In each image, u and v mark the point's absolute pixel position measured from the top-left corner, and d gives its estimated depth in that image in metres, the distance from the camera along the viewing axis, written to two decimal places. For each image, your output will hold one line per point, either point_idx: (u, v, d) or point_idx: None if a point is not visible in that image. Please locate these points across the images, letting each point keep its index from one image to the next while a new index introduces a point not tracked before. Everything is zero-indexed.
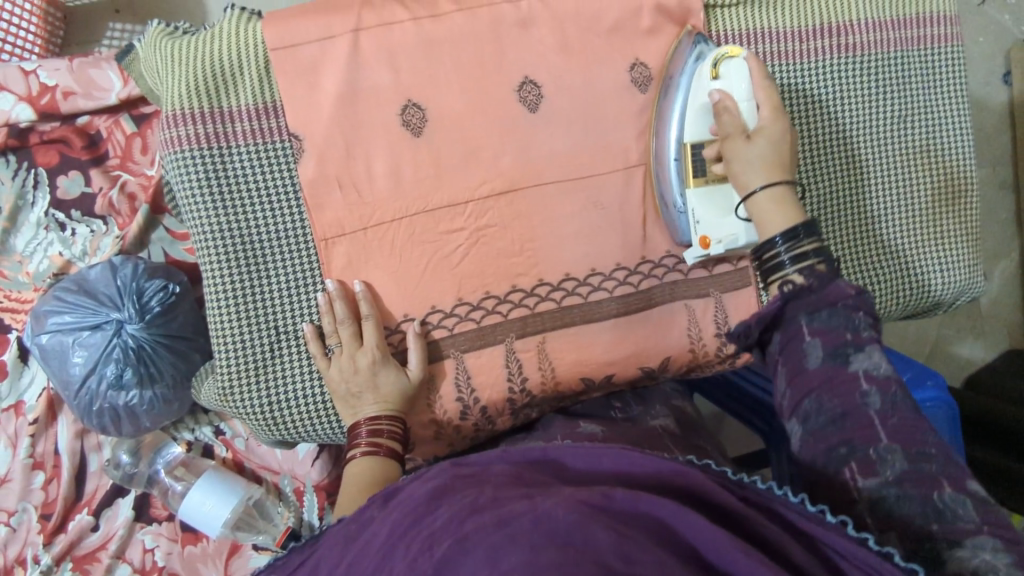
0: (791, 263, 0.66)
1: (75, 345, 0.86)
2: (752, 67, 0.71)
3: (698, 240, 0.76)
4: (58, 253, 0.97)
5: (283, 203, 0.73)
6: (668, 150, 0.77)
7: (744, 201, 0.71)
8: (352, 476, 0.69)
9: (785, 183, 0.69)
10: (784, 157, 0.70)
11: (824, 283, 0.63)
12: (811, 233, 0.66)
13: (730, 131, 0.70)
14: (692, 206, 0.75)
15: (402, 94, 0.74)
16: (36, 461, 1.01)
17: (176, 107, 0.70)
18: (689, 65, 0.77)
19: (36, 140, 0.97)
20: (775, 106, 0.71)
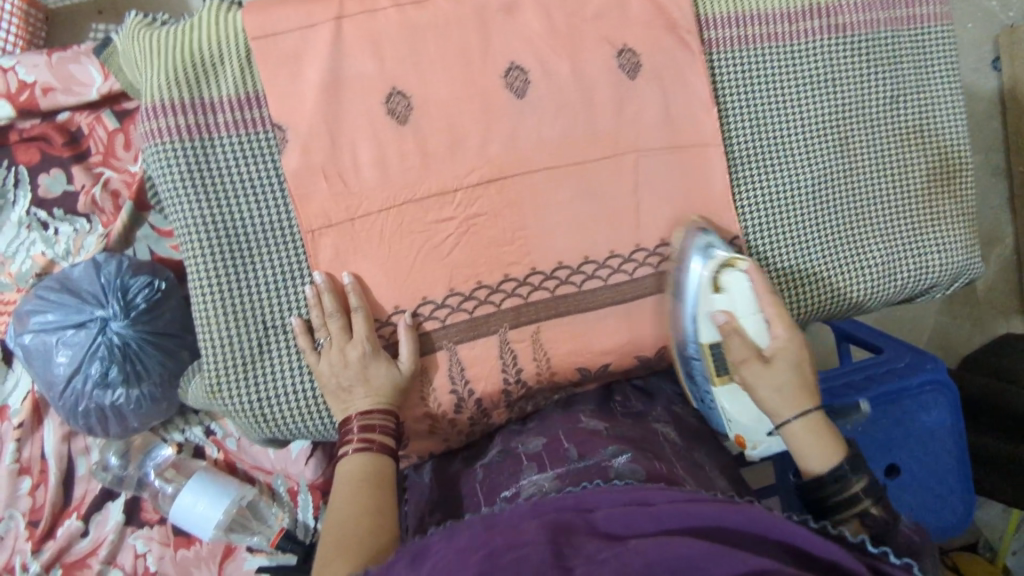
0: (845, 506, 0.64)
1: (58, 345, 0.84)
2: (753, 278, 0.70)
3: (736, 437, 0.75)
4: (41, 252, 0.96)
5: (268, 196, 0.71)
6: (688, 345, 0.76)
7: (779, 427, 0.68)
8: (342, 473, 0.68)
9: (817, 411, 0.68)
10: (807, 381, 0.68)
11: (881, 532, 0.63)
12: (858, 471, 0.65)
13: (742, 354, 0.68)
14: (721, 404, 0.75)
15: (387, 81, 0.72)
16: (22, 466, 0.99)
17: (155, 99, 0.68)
18: (693, 261, 0.75)
19: (16, 138, 0.95)
20: (788, 323, 0.68)
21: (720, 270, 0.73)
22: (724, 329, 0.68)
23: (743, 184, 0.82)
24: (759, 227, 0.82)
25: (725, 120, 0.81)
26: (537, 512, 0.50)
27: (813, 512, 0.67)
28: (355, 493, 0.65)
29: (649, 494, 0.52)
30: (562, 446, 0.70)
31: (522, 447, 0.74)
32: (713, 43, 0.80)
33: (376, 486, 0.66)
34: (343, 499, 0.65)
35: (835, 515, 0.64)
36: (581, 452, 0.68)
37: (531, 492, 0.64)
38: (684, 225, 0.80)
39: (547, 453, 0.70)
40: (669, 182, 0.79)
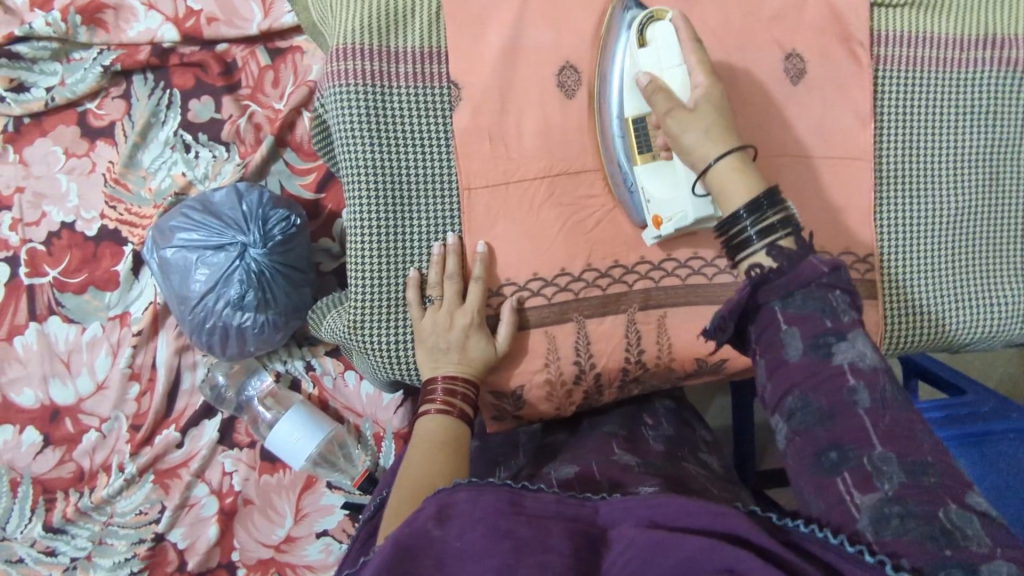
0: (758, 236, 0.58)
1: (198, 263, 0.88)
2: (677, 28, 0.67)
3: (652, 219, 0.73)
4: (182, 173, 1.00)
5: (432, 150, 0.74)
6: (611, 127, 0.74)
7: (700, 175, 0.64)
8: (423, 431, 0.69)
9: (738, 151, 0.63)
10: (729, 129, 0.64)
11: (791, 262, 0.56)
12: (776, 205, 0.59)
13: (668, 107, 0.64)
14: (642, 184, 0.72)
15: (562, 55, 0.75)
16: (134, 372, 1.04)
17: (346, 41, 0.71)
18: (618, 42, 0.72)
19: (175, 62, 1.00)
20: (707, 71, 0.66)
21: (647, 25, 0.69)
22: (647, 91, 0.65)
23: (884, 202, 0.83)
24: (899, 246, 0.83)
25: (879, 136, 0.82)
26: (560, 507, 0.49)
27: (729, 255, 0.61)
28: (430, 450, 0.66)
29: (668, 499, 0.48)
30: (595, 476, 0.70)
31: (554, 473, 0.72)
32: (883, 59, 0.82)
33: (449, 451, 0.66)
34: (424, 454, 0.65)
35: (745, 253, 0.59)
36: (614, 484, 0.68)
37: None
38: (820, 234, 0.81)
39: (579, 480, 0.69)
40: (811, 185, 0.80)
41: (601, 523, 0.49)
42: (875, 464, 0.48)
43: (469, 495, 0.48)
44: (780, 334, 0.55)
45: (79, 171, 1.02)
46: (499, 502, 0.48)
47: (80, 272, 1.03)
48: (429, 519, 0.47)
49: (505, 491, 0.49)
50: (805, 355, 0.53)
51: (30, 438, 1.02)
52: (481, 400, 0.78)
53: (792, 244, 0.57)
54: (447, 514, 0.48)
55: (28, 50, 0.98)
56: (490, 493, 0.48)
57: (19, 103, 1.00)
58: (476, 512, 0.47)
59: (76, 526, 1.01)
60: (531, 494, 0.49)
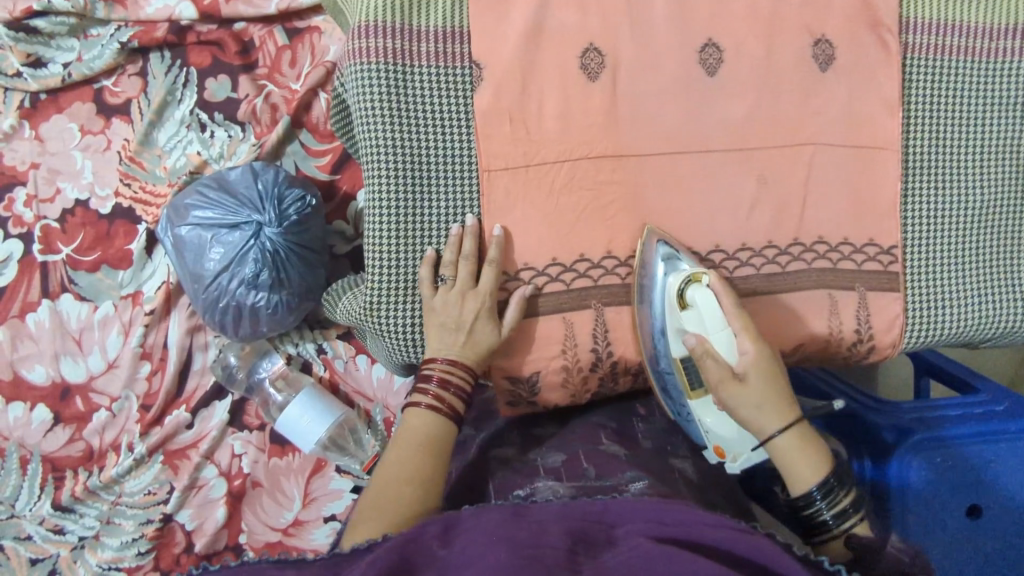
0: (835, 520, 0.64)
1: (213, 242, 0.87)
2: (718, 292, 0.69)
3: (715, 449, 0.73)
4: (197, 152, 1.00)
5: (453, 130, 0.74)
6: (659, 360, 0.75)
7: (763, 443, 0.68)
8: (409, 428, 0.69)
9: (797, 425, 0.67)
10: (780, 390, 0.67)
11: (869, 548, 0.62)
12: (844, 484, 0.65)
13: (719, 378, 0.67)
14: (699, 417, 0.73)
15: (585, 37, 0.75)
16: (145, 351, 1.04)
17: (369, 18, 0.71)
18: (656, 271, 0.73)
19: (193, 40, 0.99)
20: (754, 336, 0.68)
21: (685, 286, 0.71)
22: (697, 352, 0.68)
23: (909, 192, 0.81)
24: (922, 238, 0.82)
25: (905, 125, 0.81)
26: (564, 514, 0.52)
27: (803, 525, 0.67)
28: (416, 448, 0.67)
29: (682, 508, 0.52)
30: (581, 465, 0.72)
31: (541, 461, 0.75)
32: (912, 47, 0.80)
33: (433, 452, 0.67)
34: (412, 450, 0.67)
35: (824, 537, 0.65)
36: (599, 473, 0.70)
37: (545, 495, 0.66)
38: (842, 224, 0.80)
39: (566, 469, 0.72)
40: (835, 173, 0.79)
41: (606, 522, 0.53)
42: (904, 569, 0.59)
43: (473, 512, 0.53)
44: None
45: (95, 148, 1.02)
46: (499, 514, 0.52)
47: (93, 250, 1.02)
48: (434, 535, 0.51)
49: (507, 508, 0.54)
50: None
51: (40, 416, 1.02)
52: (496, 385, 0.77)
53: (866, 526, 0.64)
54: (452, 530, 0.52)
55: (46, 24, 0.98)
56: (491, 510, 0.53)
57: (36, 79, 1.00)
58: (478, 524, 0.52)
59: (84, 505, 1.01)
60: (531, 507, 0.54)
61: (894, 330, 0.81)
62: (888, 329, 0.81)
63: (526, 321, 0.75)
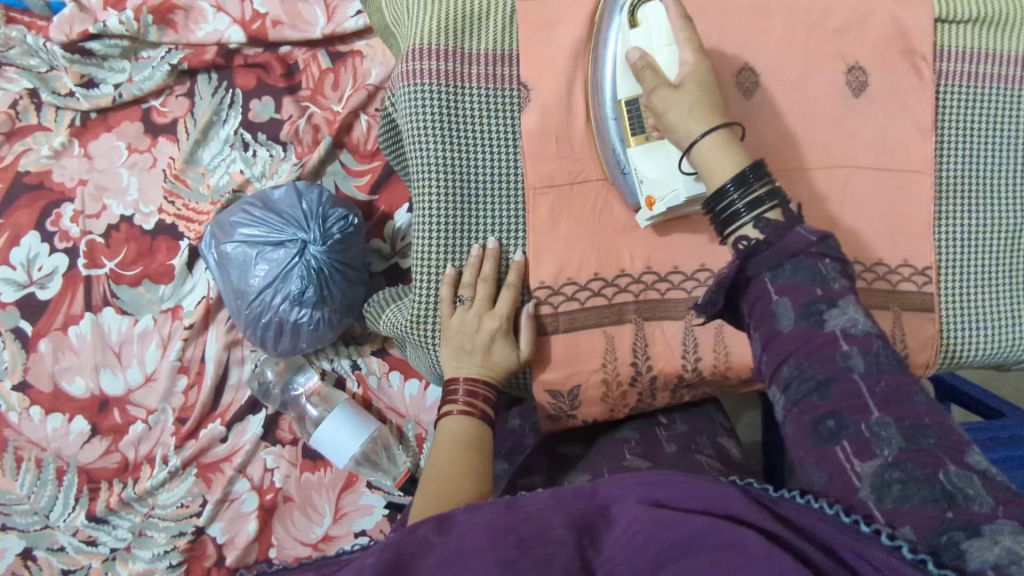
0: (747, 210, 0.61)
1: (258, 259, 0.90)
2: (669, 8, 0.67)
3: (645, 200, 0.72)
4: (240, 171, 1.02)
5: (500, 149, 0.77)
6: (603, 108, 0.73)
7: (688, 152, 0.65)
8: (449, 432, 0.72)
9: (724, 128, 0.64)
10: (714, 102, 0.66)
11: (778, 234, 0.59)
12: (762, 177, 0.61)
13: (653, 84, 0.65)
14: (634, 164, 0.71)
15: None
16: (183, 365, 1.05)
17: (422, 42, 0.74)
18: (613, 18, 0.72)
19: (240, 62, 1.03)
20: (696, 49, 0.66)
21: (637, 6, 0.70)
22: (637, 67, 0.66)
23: (942, 216, 0.83)
24: (955, 262, 0.83)
25: (938, 151, 0.83)
26: (557, 503, 0.53)
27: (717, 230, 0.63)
28: (457, 451, 0.70)
29: (666, 479, 0.53)
30: None
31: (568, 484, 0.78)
32: (945, 74, 0.82)
33: (470, 453, 0.70)
34: (451, 452, 0.70)
35: (734, 225, 0.61)
36: None
37: None
38: (878, 247, 0.81)
39: None
40: (872, 198, 0.81)
41: (598, 504, 0.54)
42: (877, 441, 0.50)
43: (465, 508, 0.52)
44: (772, 306, 0.57)
45: (141, 166, 1.05)
46: (494, 507, 0.52)
47: (136, 265, 1.05)
48: (429, 529, 0.50)
49: (500, 500, 0.53)
50: (796, 322, 0.56)
51: (79, 427, 1.03)
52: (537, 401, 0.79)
53: (780, 217, 0.60)
54: (446, 524, 0.51)
55: (101, 47, 1.02)
56: (483, 505, 0.53)
57: (88, 99, 1.03)
58: (474, 515, 0.51)
59: (118, 516, 1.02)
60: (523, 498, 0.54)
61: (930, 349, 0.82)
62: (923, 348, 0.82)
63: (568, 335, 0.77)
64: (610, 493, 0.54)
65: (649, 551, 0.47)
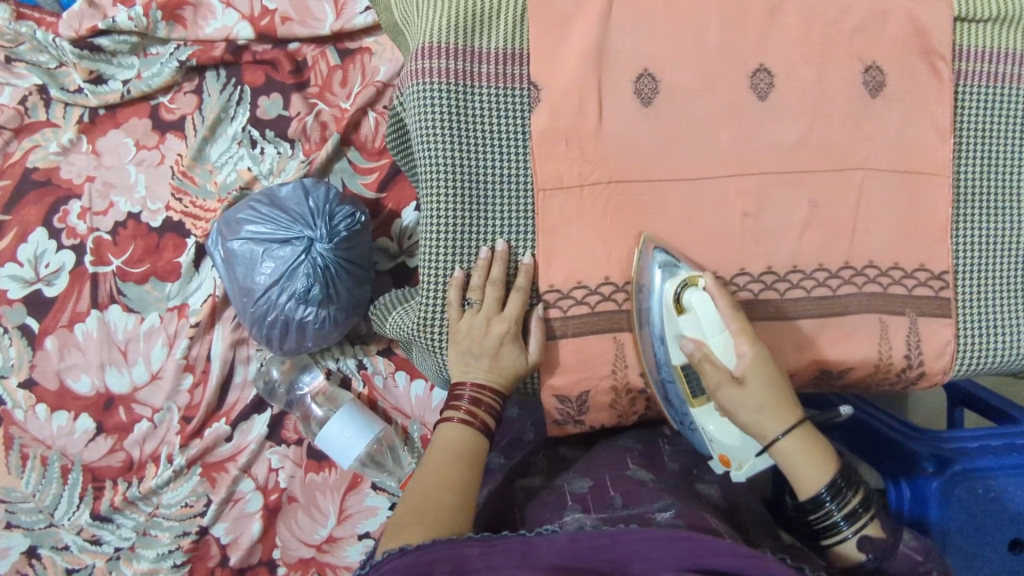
0: (847, 523, 0.64)
1: (264, 256, 0.89)
2: (714, 295, 0.67)
3: (719, 457, 0.70)
4: (247, 168, 1.02)
5: (511, 149, 0.76)
6: (659, 367, 0.73)
7: (767, 447, 0.66)
8: (445, 439, 0.70)
9: (801, 424, 0.65)
10: (782, 395, 0.65)
11: (886, 554, 0.62)
12: (851, 483, 0.64)
13: (717, 380, 0.65)
14: (702, 425, 0.70)
15: (641, 62, 0.76)
16: (188, 363, 1.04)
17: (432, 40, 0.73)
18: (653, 278, 0.72)
19: (248, 59, 1.02)
20: (751, 338, 0.65)
21: (681, 291, 0.69)
22: (694, 358, 0.66)
23: (961, 219, 0.81)
24: (974, 266, 0.81)
25: (957, 152, 0.81)
26: (574, 553, 0.52)
27: (817, 533, 0.66)
28: (450, 463, 0.68)
29: (693, 535, 0.52)
30: (607, 493, 0.72)
31: (567, 486, 0.75)
32: (965, 74, 0.80)
33: (467, 464, 0.68)
34: (440, 464, 0.68)
35: (834, 537, 0.64)
36: (627, 501, 0.69)
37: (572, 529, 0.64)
38: (895, 249, 0.79)
39: (591, 498, 0.72)
40: (888, 198, 0.79)
41: (619, 558, 0.53)
42: None
43: (482, 550, 0.53)
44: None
45: (149, 162, 1.04)
46: (510, 555, 0.52)
47: (143, 262, 1.04)
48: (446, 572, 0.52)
49: (518, 543, 0.53)
50: None
51: (84, 425, 1.03)
52: (545, 404, 0.77)
53: (877, 527, 0.64)
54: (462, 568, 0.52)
55: (110, 43, 1.02)
56: (501, 551, 0.53)
57: (96, 96, 1.03)
58: (491, 566, 0.52)
59: (122, 515, 1.01)
60: (540, 543, 0.53)
61: (945, 356, 0.80)
62: (939, 356, 0.79)
63: (577, 340, 0.75)
64: (637, 546, 0.52)
65: None
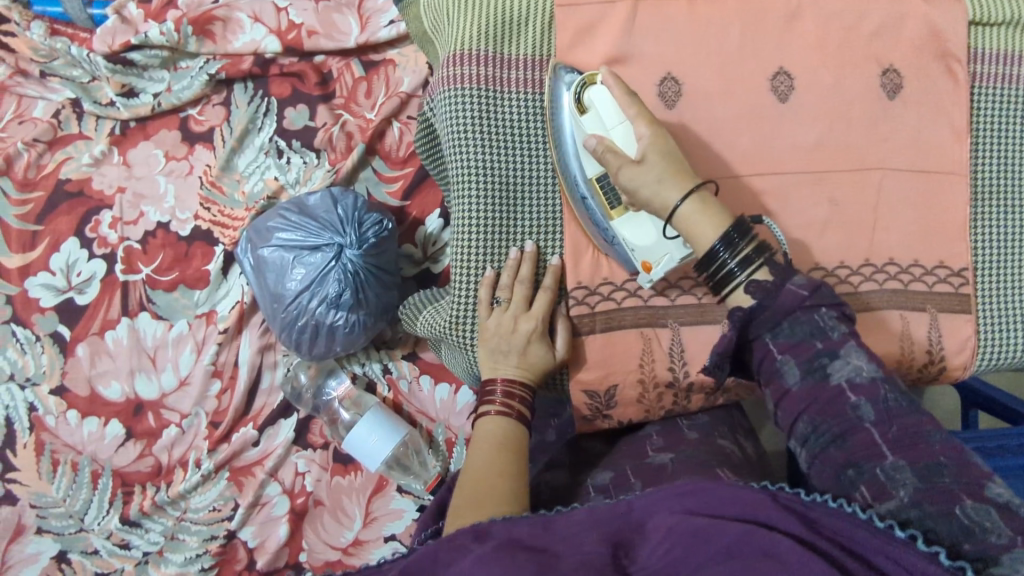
0: (740, 269, 0.62)
1: (295, 262, 0.91)
2: (610, 86, 0.70)
3: (640, 265, 0.73)
4: (274, 177, 1.04)
5: (539, 152, 0.78)
6: (576, 187, 0.75)
7: (668, 220, 0.66)
8: (484, 431, 0.72)
9: (697, 189, 0.65)
10: (680, 165, 0.67)
11: (769, 295, 0.61)
12: (745, 234, 0.62)
13: (618, 164, 0.67)
14: (620, 234, 0.73)
15: (664, 67, 0.78)
16: (216, 369, 1.06)
17: (461, 47, 0.76)
18: (560, 99, 0.75)
19: (275, 71, 1.05)
20: (648, 120, 0.68)
21: (581, 93, 0.72)
22: (598, 151, 0.68)
23: (977, 217, 0.83)
24: (992, 262, 0.83)
25: (972, 152, 0.83)
26: (594, 521, 0.53)
27: (718, 291, 0.65)
28: (492, 453, 0.70)
29: (703, 488, 0.52)
30: (629, 480, 0.74)
31: (590, 481, 0.77)
32: (979, 77, 0.83)
33: (500, 450, 0.70)
34: (485, 455, 0.69)
35: (730, 288, 0.63)
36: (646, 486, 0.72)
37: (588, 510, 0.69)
38: (913, 247, 0.81)
39: (614, 486, 0.75)
40: (906, 198, 0.81)
41: (636, 521, 0.53)
42: (892, 481, 0.52)
43: (502, 523, 0.54)
44: (777, 365, 0.60)
45: (178, 173, 1.07)
46: (529, 525, 0.54)
47: (171, 270, 1.06)
48: (466, 537, 0.53)
49: (537, 521, 0.55)
50: (803, 380, 0.59)
51: (114, 431, 1.04)
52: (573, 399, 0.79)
53: (769, 273, 0.62)
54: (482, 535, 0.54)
55: (141, 58, 1.04)
56: (519, 522, 0.54)
57: (128, 108, 1.06)
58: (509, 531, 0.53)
59: (150, 520, 1.02)
60: (560, 519, 0.54)
61: (966, 351, 0.81)
62: (960, 351, 0.81)
63: (605, 334, 0.78)
64: (645, 504, 0.54)
65: (680, 558, 0.48)
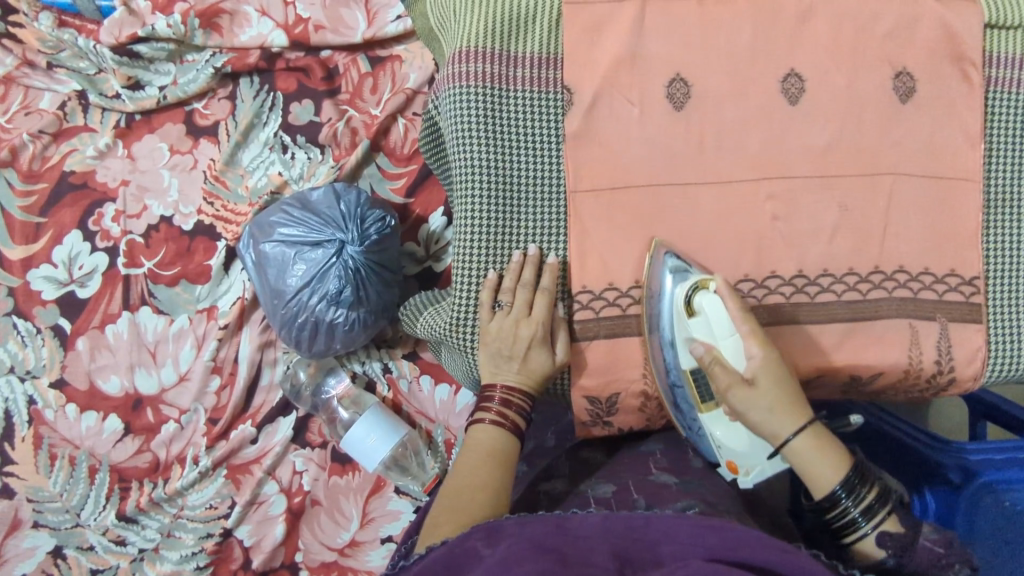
0: (865, 519, 0.64)
1: (296, 258, 0.90)
2: (724, 297, 0.69)
3: (726, 463, 0.73)
4: (278, 173, 1.04)
5: (543, 153, 0.77)
6: (668, 373, 0.75)
7: (780, 449, 0.67)
8: (478, 440, 0.71)
9: (813, 424, 0.66)
10: (795, 395, 0.67)
11: (905, 548, 0.63)
12: (864, 479, 0.65)
13: (728, 382, 0.67)
14: (710, 431, 0.73)
15: (672, 67, 0.77)
16: (216, 365, 1.06)
17: (468, 45, 0.75)
18: (664, 283, 0.74)
19: (281, 66, 1.05)
20: (763, 340, 0.67)
21: (693, 293, 0.71)
22: (706, 361, 0.68)
23: (991, 224, 0.81)
24: (1006, 272, 0.80)
25: (986, 158, 0.81)
26: (607, 532, 0.53)
27: (830, 528, 0.66)
28: (481, 459, 0.69)
29: (726, 526, 0.51)
30: (632, 497, 0.71)
31: (591, 492, 0.74)
32: (994, 81, 0.80)
33: (497, 464, 0.69)
34: (476, 465, 0.69)
35: (849, 538, 0.65)
36: (650, 502, 0.69)
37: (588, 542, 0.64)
38: (925, 255, 0.79)
39: (616, 501, 0.71)
40: (919, 204, 0.79)
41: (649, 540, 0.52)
42: None
43: (517, 522, 0.54)
44: None
45: (182, 167, 1.06)
46: (543, 526, 0.53)
47: (173, 265, 1.06)
48: (478, 539, 0.54)
49: (552, 519, 0.54)
50: None
51: (112, 425, 1.04)
52: (575, 405, 0.78)
53: (895, 522, 0.65)
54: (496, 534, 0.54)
55: (148, 50, 1.04)
56: (534, 523, 0.54)
57: (133, 101, 1.06)
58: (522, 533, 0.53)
59: (147, 517, 1.01)
60: (575, 518, 0.54)
61: (977, 362, 0.79)
62: (971, 362, 0.79)
63: (609, 342, 0.76)
64: (663, 529, 0.52)
65: None
